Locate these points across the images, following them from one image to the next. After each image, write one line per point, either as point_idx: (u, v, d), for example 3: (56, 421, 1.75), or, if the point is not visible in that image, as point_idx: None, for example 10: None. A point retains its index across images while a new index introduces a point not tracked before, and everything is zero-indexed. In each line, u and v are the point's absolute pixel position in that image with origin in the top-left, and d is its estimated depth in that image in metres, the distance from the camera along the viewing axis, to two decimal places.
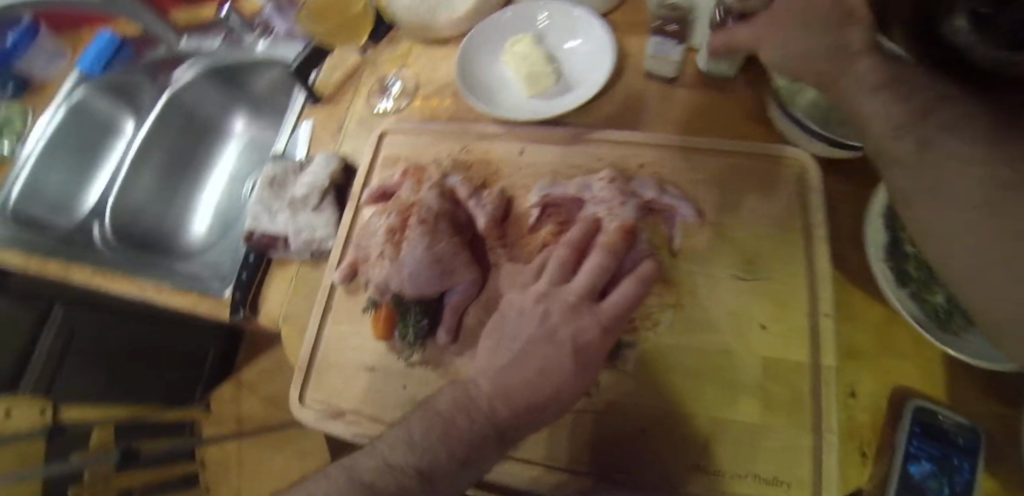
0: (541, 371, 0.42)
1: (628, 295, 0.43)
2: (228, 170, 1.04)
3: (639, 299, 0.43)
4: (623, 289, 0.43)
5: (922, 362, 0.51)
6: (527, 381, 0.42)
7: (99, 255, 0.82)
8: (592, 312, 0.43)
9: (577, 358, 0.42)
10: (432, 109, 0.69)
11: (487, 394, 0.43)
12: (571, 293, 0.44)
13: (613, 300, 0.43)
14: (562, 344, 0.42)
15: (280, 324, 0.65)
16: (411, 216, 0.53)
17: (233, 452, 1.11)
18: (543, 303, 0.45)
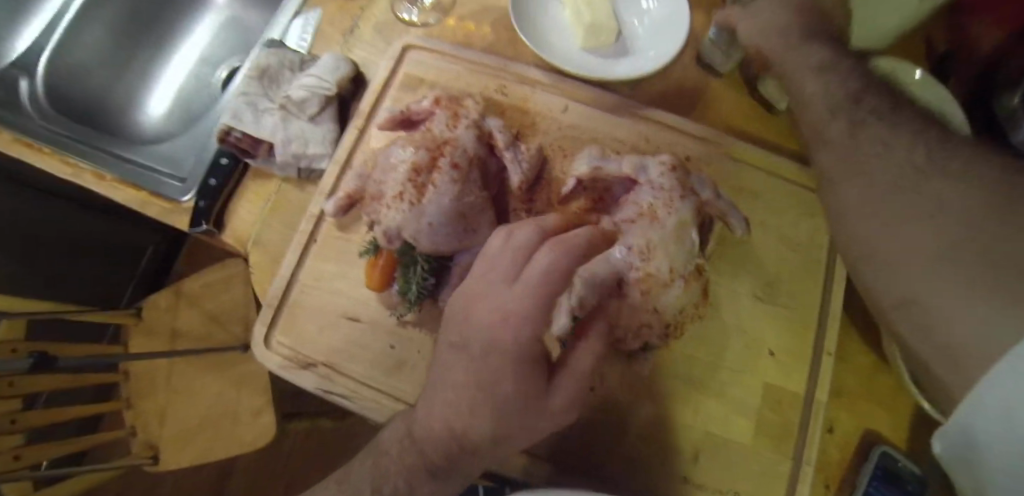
0: (474, 380, 0.36)
1: (550, 264, 0.37)
2: (198, 46, 0.87)
3: (568, 270, 0.38)
4: (544, 259, 0.38)
5: (897, 410, 0.52)
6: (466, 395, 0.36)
7: (26, 118, 0.68)
8: (509, 298, 0.37)
9: (498, 353, 0.35)
10: (466, 34, 0.60)
11: (443, 418, 0.37)
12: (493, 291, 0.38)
13: (530, 279, 0.37)
14: (475, 345, 0.37)
15: (249, 247, 0.57)
16: (442, 156, 0.45)
17: (164, 368, 1.02)
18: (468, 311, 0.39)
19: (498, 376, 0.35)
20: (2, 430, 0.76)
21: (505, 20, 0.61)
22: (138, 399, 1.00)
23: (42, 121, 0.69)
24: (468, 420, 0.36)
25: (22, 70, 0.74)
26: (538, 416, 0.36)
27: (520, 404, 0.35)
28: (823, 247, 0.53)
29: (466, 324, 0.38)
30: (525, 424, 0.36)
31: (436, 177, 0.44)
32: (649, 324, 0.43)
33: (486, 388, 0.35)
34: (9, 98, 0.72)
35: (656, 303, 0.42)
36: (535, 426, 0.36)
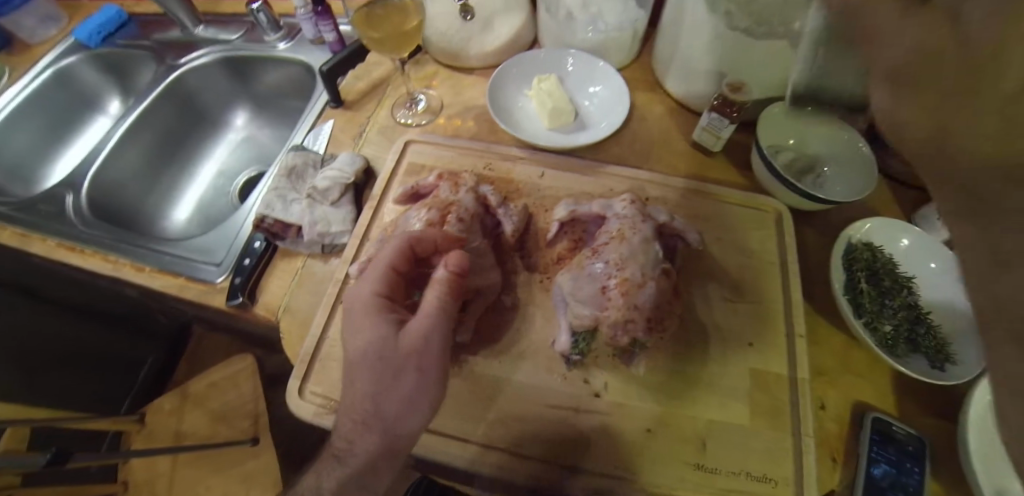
0: (372, 345, 0.47)
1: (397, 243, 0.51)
2: (218, 164, 1.04)
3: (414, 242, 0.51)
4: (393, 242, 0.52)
5: (875, 382, 0.59)
6: (368, 360, 0.47)
7: (72, 228, 0.79)
8: (362, 288, 0.50)
9: (372, 312, 0.49)
10: (455, 128, 0.76)
11: (364, 393, 0.47)
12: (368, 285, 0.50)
13: (376, 265, 0.51)
14: (365, 321, 0.48)
15: (279, 314, 0.63)
16: (450, 213, 0.55)
17: (164, 472, 0.99)
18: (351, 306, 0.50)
19: (368, 337, 0.48)
20: None
21: (484, 114, 0.77)
22: None
23: (85, 227, 0.80)
24: (377, 384, 0.47)
25: (68, 188, 0.86)
26: (400, 367, 0.47)
27: (383, 355, 0.47)
28: (773, 252, 0.63)
29: (352, 312, 0.49)
30: (392, 378, 0.47)
31: (448, 227, 0.54)
32: (633, 319, 0.49)
33: (355, 348, 0.48)
34: (55, 212, 0.82)
35: (635, 302, 0.49)
36: (399, 379, 0.46)
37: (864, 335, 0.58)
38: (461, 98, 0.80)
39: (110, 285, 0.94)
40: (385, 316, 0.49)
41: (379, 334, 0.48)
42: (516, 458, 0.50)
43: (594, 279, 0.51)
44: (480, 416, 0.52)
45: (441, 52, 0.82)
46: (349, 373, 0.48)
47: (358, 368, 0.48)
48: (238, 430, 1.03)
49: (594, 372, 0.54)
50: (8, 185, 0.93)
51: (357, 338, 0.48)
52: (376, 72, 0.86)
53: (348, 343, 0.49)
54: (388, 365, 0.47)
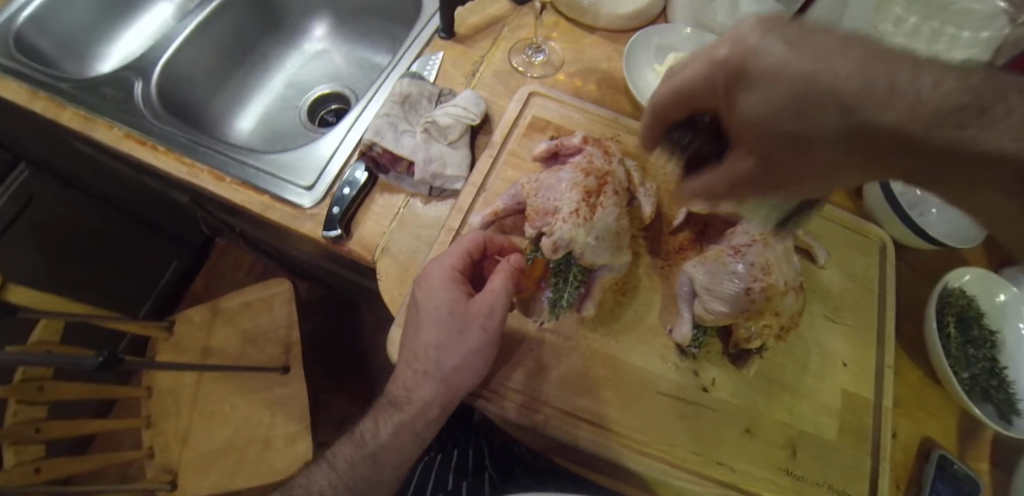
0: (444, 320, 0.48)
1: (464, 246, 0.51)
2: (288, 75, 0.97)
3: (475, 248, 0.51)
4: (458, 245, 0.51)
5: (944, 421, 0.61)
6: (440, 332, 0.48)
7: (140, 119, 0.72)
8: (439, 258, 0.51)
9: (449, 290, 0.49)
10: (576, 89, 0.72)
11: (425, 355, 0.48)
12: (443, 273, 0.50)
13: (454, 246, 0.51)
14: (439, 303, 0.48)
15: (377, 253, 0.60)
16: (607, 184, 0.52)
17: (191, 382, 0.99)
18: (421, 285, 0.50)
19: (438, 300, 0.48)
20: (23, 439, 0.71)
21: (607, 81, 0.73)
22: (159, 418, 0.97)
23: (158, 121, 0.73)
24: (448, 351, 0.48)
25: (136, 74, 0.78)
26: (476, 330, 0.48)
27: (453, 320, 0.48)
28: (874, 281, 0.64)
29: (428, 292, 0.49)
30: (461, 345, 0.48)
31: (603, 199, 0.51)
32: (771, 324, 0.50)
33: (426, 315, 0.48)
34: (123, 98, 0.74)
35: (777, 308, 0.50)
36: (463, 346, 0.48)
37: (949, 378, 0.60)
38: (583, 58, 0.75)
39: (160, 186, 0.90)
40: (457, 284, 0.49)
41: (453, 298, 0.48)
42: (618, 438, 0.51)
43: (735, 279, 0.50)
44: (596, 392, 0.52)
45: (568, 6, 0.77)
46: (413, 316, 0.50)
47: (428, 339, 0.48)
48: (268, 356, 1.02)
49: (704, 366, 0.55)
50: (59, 59, 0.83)
51: (429, 311, 0.48)
52: (491, 9, 0.79)
53: (417, 300, 0.49)
54: (457, 337, 0.48)
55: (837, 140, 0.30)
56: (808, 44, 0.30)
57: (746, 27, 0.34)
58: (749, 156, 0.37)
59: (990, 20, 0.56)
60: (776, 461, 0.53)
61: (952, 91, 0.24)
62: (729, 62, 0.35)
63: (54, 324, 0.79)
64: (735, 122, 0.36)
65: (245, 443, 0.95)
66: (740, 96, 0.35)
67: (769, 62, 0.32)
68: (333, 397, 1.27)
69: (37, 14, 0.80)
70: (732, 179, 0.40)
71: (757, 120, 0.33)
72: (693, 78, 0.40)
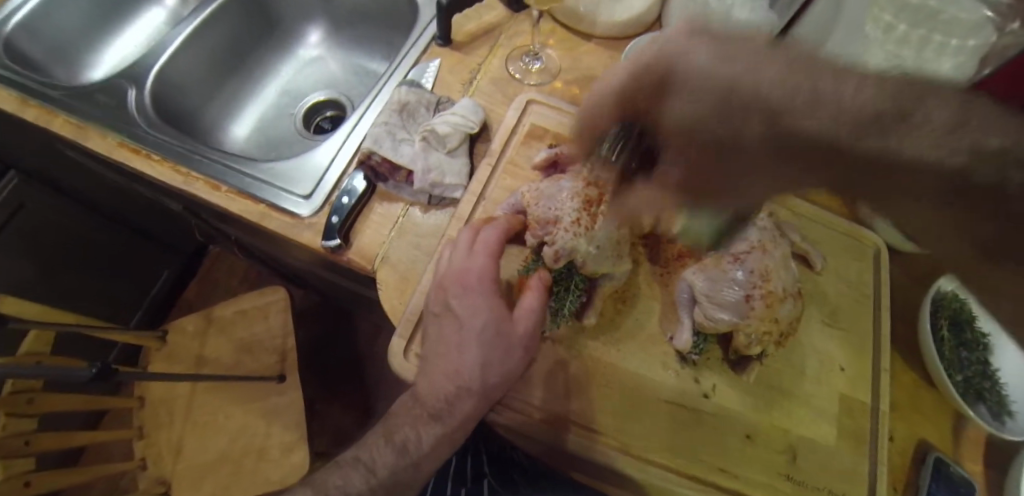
0: None
1: (490, 238, 0.51)
2: (283, 81, 0.97)
3: (498, 242, 0.52)
4: (486, 234, 0.52)
5: (940, 423, 0.62)
6: None
7: (134, 127, 0.71)
8: (467, 261, 0.51)
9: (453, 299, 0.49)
10: (573, 96, 0.73)
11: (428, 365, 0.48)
12: (447, 283, 0.50)
13: (480, 248, 0.51)
14: None
15: (377, 262, 0.60)
16: None
17: (185, 392, 0.98)
18: (441, 278, 0.51)
19: (472, 313, 0.49)
20: (12, 453, 0.70)
21: None
22: (155, 426, 0.96)
23: (152, 129, 0.72)
24: None
25: (129, 81, 0.77)
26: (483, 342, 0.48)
27: (492, 335, 0.49)
28: (869, 285, 0.64)
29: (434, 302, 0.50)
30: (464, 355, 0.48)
31: (604, 209, 0.52)
32: (770, 331, 0.51)
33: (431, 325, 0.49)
34: (115, 106, 0.73)
35: (776, 315, 0.51)
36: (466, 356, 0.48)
37: (945, 380, 0.60)
38: (580, 65, 0.76)
39: (153, 194, 0.89)
40: (494, 297, 0.50)
41: (471, 323, 0.49)
42: (621, 446, 0.51)
43: (735, 286, 0.50)
44: (597, 401, 0.52)
45: (564, 13, 0.77)
46: (440, 321, 0.50)
47: None
48: (263, 364, 1.02)
49: (705, 372, 0.55)
50: (50, 65, 0.82)
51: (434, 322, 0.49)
52: (487, 16, 0.80)
53: (449, 308, 0.50)
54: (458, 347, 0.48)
55: (765, 143, 0.30)
56: (731, 50, 0.32)
57: (671, 36, 0.35)
58: (675, 160, 0.35)
59: (977, 29, 0.54)
60: (776, 465, 0.53)
61: (875, 98, 0.27)
62: (655, 68, 0.35)
63: (44, 335, 0.78)
64: (660, 127, 0.35)
65: (240, 454, 0.94)
66: (665, 102, 0.34)
67: (693, 67, 0.32)
68: (329, 405, 1.25)
69: (28, 19, 0.78)
70: (660, 186, 0.38)
71: (685, 126, 0.33)
72: (619, 82, 0.39)
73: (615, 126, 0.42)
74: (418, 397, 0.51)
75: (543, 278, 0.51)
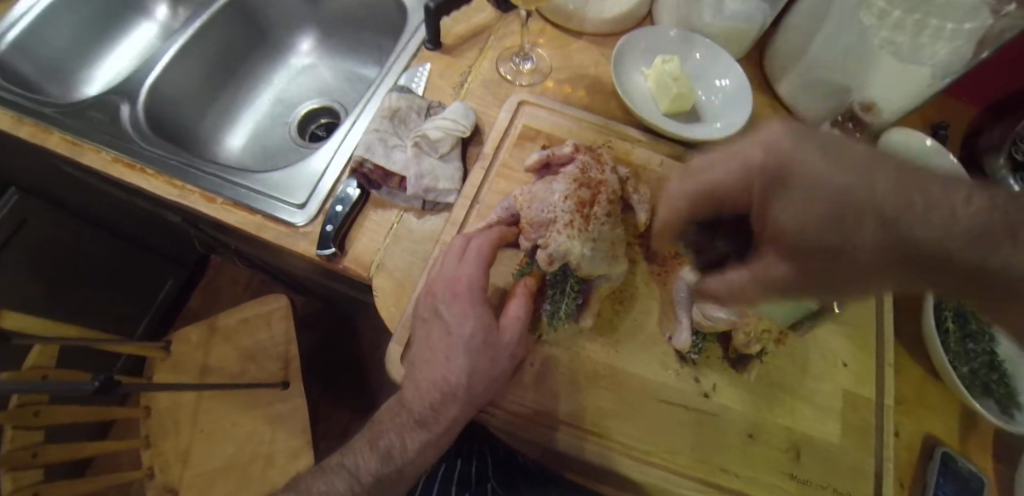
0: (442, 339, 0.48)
1: (479, 247, 0.51)
2: (277, 90, 0.97)
3: (487, 250, 0.51)
4: (475, 243, 0.51)
5: (947, 416, 0.61)
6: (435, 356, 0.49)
7: (130, 144, 0.71)
8: (457, 268, 0.50)
9: (442, 311, 0.49)
10: (566, 95, 0.72)
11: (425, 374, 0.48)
12: (434, 296, 0.50)
13: (471, 254, 0.51)
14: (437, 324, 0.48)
15: (372, 270, 0.60)
16: (601, 193, 0.52)
17: (189, 403, 0.98)
18: (431, 290, 0.51)
19: (461, 321, 0.48)
20: (21, 466, 0.71)
21: (596, 86, 0.73)
22: (161, 436, 0.96)
23: (147, 144, 0.72)
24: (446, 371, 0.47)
25: (123, 97, 0.77)
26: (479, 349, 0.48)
27: (480, 343, 0.48)
28: None
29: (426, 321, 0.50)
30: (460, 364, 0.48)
31: (597, 210, 0.51)
32: (769, 329, 0.50)
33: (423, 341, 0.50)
34: (109, 121, 0.73)
35: (774, 312, 0.50)
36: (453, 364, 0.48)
37: (950, 372, 0.59)
38: (571, 64, 0.75)
39: (150, 206, 0.89)
40: (481, 307, 0.49)
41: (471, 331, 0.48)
42: (621, 449, 0.51)
43: None
44: (593, 401, 0.52)
45: (554, 13, 0.76)
46: (426, 326, 0.50)
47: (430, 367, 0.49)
48: (268, 372, 1.02)
49: (704, 372, 0.55)
50: (45, 84, 0.82)
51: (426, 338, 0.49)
52: (477, 18, 0.79)
53: (437, 313, 0.49)
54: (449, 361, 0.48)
55: (875, 251, 0.31)
56: (839, 156, 0.33)
57: (775, 135, 0.36)
58: (784, 256, 0.35)
59: (973, 12, 0.51)
60: (780, 465, 0.53)
61: (985, 213, 0.27)
62: (767, 169, 0.36)
63: (48, 348, 0.79)
64: (765, 226, 0.36)
65: (247, 462, 0.95)
66: (773, 202, 0.35)
67: (814, 171, 0.33)
68: (333, 411, 1.25)
69: (21, 40, 0.79)
70: (762, 282, 0.36)
71: (794, 229, 0.33)
72: (723, 178, 0.40)
73: (711, 214, 0.44)
74: (405, 398, 0.51)
75: (526, 287, 0.51)
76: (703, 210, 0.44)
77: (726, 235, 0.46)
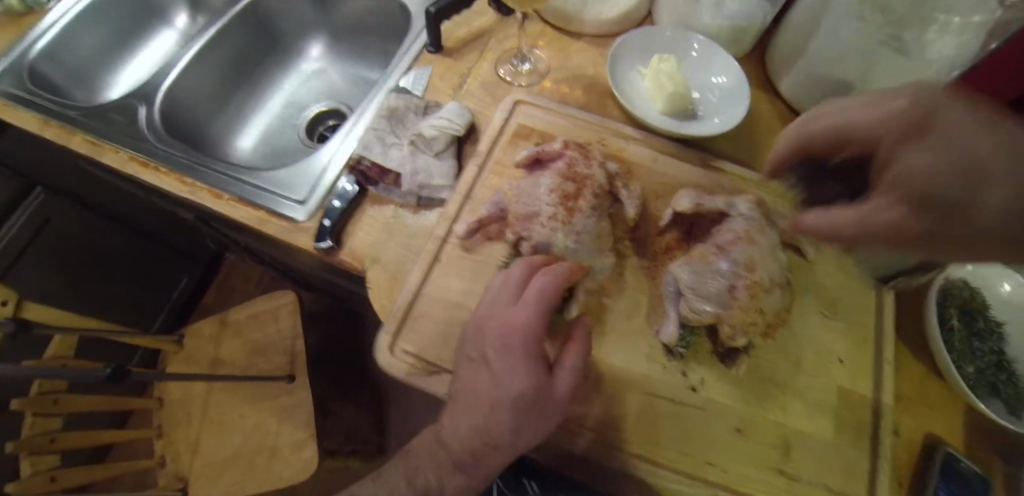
0: None
1: (540, 289, 0.46)
2: (287, 93, 1.00)
3: (549, 292, 0.47)
4: (535, 282, 0.47)
5: (952, 418, 0.59)
6: (479, 402, 0.47)
7: (146, 144, 0.75)
8: (511, 312, 0.47)
9: (492, 362, 0.46)
10: (562, 95, 0.73)
11: None
12: (490, 346, 0.47)
13: (529, 297, 0.47)
14: None
15: (368, 264, 0.61)
16: (586, 187, 0.52)
17: (200, 394, 1.02)
18: (485, 333, 0.48)
19: (510, 375, 0.45)
20: (39, 451, 0.74)
21: (593, 86, 0.74)
22: (171, 428, 1.00)
23: (161, 143, 0.76)
24: None
25: (141, 99, 0.81)
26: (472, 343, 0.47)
27: (528, 401, 0.45)
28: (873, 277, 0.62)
29: (476, 365, 0.48)
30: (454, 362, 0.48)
31: (582, 203, 0.51)
32: (756, 322, 0.49)
33: (469, 388, 0.48)
34: (128, 123, 0.78)
35: (762, 305, 0.49)
36: (496, 419, 0.45)
37: (953, 372, 0.57)
38: (569, 64, 0.76)
39: (166, 205, 0.94)
40: (534, 361, 0.46)
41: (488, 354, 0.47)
42: (607, 440, 0.51)
43: (720, 277, 0.50)
44: (579, 393, 0.53)
45: (553, 15, 0.78)
46: (473, 368, 0.48)
47: (472, 422, 0.47)
48: (275, 365, 1.05)
49: (692, 366, 0.55)
50: (71, 89, 0.87)
51: (472, 383, 0.48)
52: (478, 21, 0.81)
53: (485, 358, 0.47)
54: (491, 414, 0.46)
55: (1004, 214, 0.30)
56: (992, 119, 0.32)
57: (933, 88, 0.35)
58: (902, 199, 0.33)
59: (980, 5, 0.49)
60: (769, 460, 0.53)
61: None
62: (911, 115, 0.35)
63: (69, 339, 0.83)
64: (889, 169, 0.35)
65: (253, 454, 0.97)
66: (905, 149, 0.34)
67: (959, 123, 0.32)
68: (340, 407, 1.28)
69: (50, 48, 0.84)
70: (867, 224, 0.35)
71: (919, 174, 0.32)
72: (860, 125, 0.39)
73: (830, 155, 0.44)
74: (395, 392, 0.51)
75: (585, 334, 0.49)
76: (822, 148, 0.44)
77: (834, 185, 0.49)
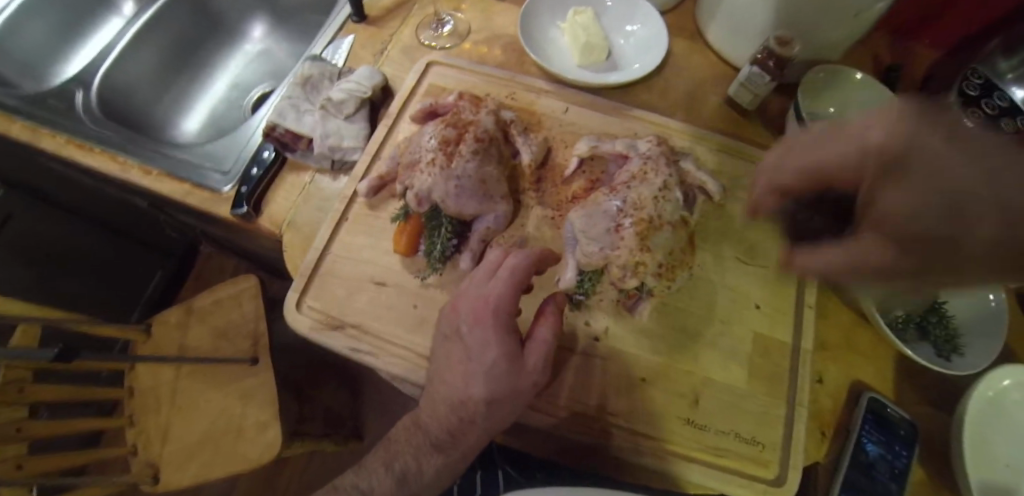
0: None
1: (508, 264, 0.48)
2: (232, 76, 1.01)
3: (523, 269, 0.48)
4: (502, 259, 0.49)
5: (879, 364, 0.56)
6: (459, 376, 0.46)
7: (80, 126, 0.76)
8: (487, 287, 0.47)
9: (460, 333, 0.46)
10: (481, 55, 0.72)
11: None
12: (464, 321, 0.47)
13: (503, 272, 0.47)
14: None
15: (284, 229, 0.61)
16: (468, 133, 0.55)
17: (167, 381, 1.04)
18: (457, 308, 0.48)
19: (483, 347, 0.45)
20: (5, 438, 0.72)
21: (513, 44, 0.73)
22: (142, 416, 1.03)
23: (95, 126, 0.78)
24: None
25: (81, 85, 0.83)
26: None
27: (501, 373, 0.45)
28: None
29: (452, 343, 0.47)
30: None
31: (463, 147, 0.54)
32: (644, 261, 0.48)
33: (443, 367, 0.47)
34: (64, 108, 0.79)
35: (649, 243, 0.48)
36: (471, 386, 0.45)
37: (873, 313, 0.55)
38: (491, 25, 0.75)
39: (120, 192, 0.95)
40: (509, 333, 0.46)
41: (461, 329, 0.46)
42: None
43: (608, 217, 0.50)
44: None
45: None
46: (447, 344, 0.47)
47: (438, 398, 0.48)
48: (238, 349, 1.05)
49: (595, 314, 0.54)
50: (20, 81, 0.89)
51: (449, 357, 0.47)
52: None
53: (457, 333, 0.46)
54: (467, 392, 0.45)
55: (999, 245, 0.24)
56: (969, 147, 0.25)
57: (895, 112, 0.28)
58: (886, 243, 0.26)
59: None
60: (675, 411, 0.51)
61: None
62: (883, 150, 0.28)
63: (32, 331, 0.82)
64: (867, 211, 0.27)
65: (219, 435, 0.99)
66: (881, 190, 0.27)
67: (935, 155, 0.25)
68: None
69: None
70: (857, 267, 0.27)
71: (897, 217, 0.25)
72: (828, 154, 0.32)
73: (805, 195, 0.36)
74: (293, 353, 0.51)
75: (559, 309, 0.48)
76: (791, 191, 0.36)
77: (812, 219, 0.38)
